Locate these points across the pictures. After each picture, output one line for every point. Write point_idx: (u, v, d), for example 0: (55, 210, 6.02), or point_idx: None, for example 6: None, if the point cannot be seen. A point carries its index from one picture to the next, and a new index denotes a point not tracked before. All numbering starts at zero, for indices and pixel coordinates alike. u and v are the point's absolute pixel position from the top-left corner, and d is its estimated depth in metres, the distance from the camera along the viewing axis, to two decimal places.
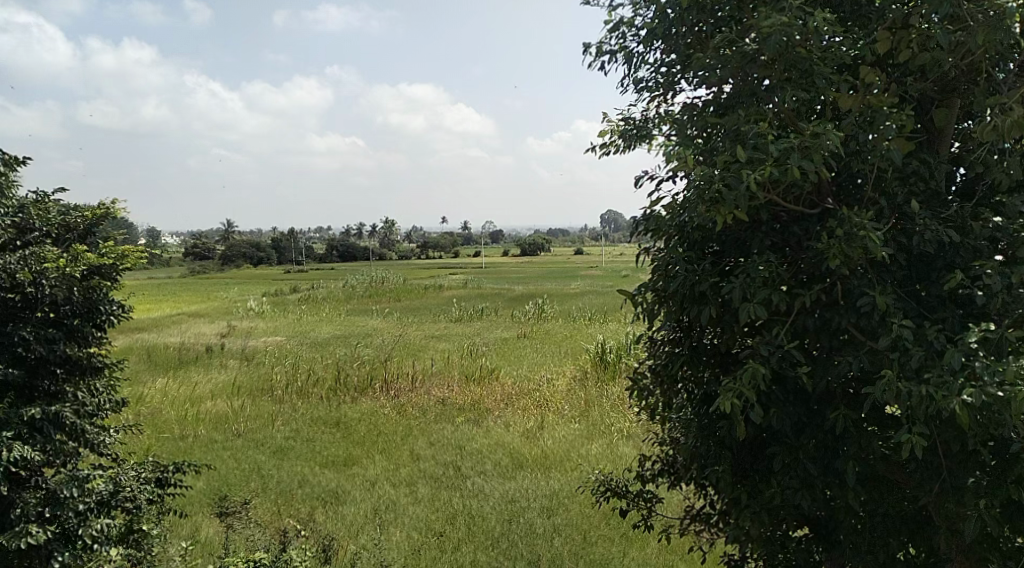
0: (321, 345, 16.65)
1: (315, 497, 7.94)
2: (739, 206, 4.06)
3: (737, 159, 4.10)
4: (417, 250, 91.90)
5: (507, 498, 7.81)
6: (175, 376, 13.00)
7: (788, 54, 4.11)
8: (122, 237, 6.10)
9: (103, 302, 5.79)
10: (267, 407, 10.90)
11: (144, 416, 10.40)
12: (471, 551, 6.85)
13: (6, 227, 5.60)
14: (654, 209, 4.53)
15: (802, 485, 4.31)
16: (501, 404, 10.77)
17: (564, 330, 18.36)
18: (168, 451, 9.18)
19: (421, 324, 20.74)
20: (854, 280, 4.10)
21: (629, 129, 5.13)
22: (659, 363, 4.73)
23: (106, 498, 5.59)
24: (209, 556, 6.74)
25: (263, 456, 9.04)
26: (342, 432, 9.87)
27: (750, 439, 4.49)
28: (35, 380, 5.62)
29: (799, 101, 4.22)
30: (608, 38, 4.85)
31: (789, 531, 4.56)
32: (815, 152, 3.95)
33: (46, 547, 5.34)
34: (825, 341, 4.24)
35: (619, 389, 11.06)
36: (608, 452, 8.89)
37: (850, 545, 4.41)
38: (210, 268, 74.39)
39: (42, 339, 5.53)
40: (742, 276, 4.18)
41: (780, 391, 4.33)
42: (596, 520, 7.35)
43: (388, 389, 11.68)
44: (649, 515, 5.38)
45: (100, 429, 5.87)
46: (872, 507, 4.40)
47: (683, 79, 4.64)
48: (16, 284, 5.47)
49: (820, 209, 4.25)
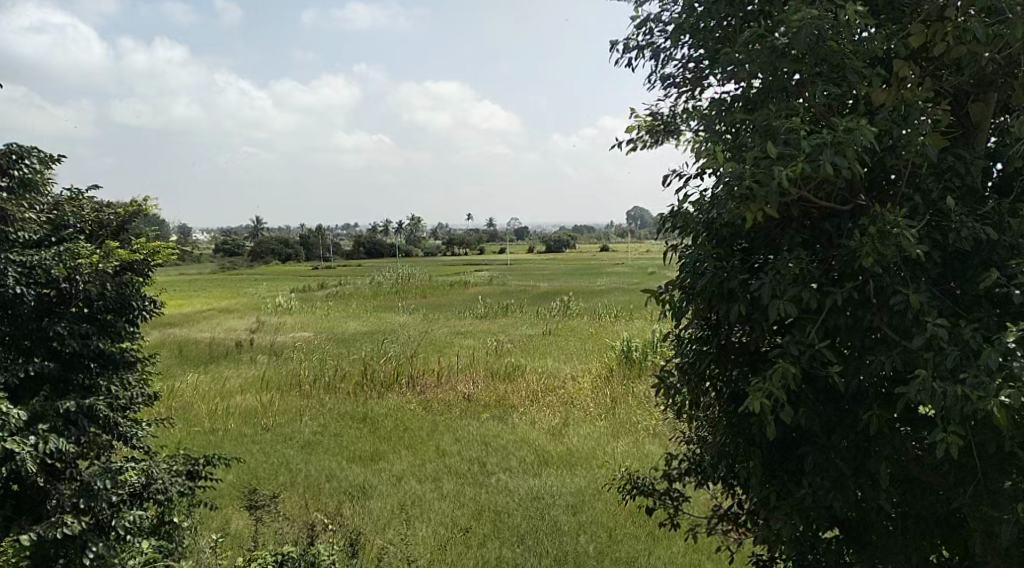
0: (349, 341, 16.74)
1: (343, 491, 8.00)
2: (769, 203, 4.04)
3: (767, 156, 4.08)
4: (442, 247, 92.12)
5: (532, 495, 7.83)
6: (206, 371, 13.15)
7: (819, 47, 4.09)
8: (154, 233, 6.17)
9: (135, 298, 5.88)
10: (295, 401, 10.99)
11: (176, 410, 10.53)
12: (497, 547, 6.87)
13: (41, 223, 5.70)
14: (682, 206, 4.52)
15: (833, 486, 4.28)
16: (527, 401, 10.78)
17: (589, 327, 18.33)
18: (199, 444, 9.28)
19: (446, 320, 20.80)
20: (886, 279, 4.08)
21: (656, 125, 5.13)
22: (686, 361, 4.73)
23: (138, 490, 5.67)
24: (239, 548, 6.82)
25: (292, 450, 9.12)
26: (369, 427, 9.93)
27: (779, 439, 4.48)
28: (70, 373, 5.70)
29: (831, 96, 4.19)
30: (635, 34, 4.85)
31: (818, 533, 4.55)
32: (848, 148, 3.92)
33: (81, 538, 5.34)
34: (856, 340, 4.22)
35: (646, 387, 11.04)
36: (634, 450, 8.87)
37: (881, 547, 4.39)
38: (239, 264, 75.00)
39: (77, 334, 5.60)
40: (772, 273, 4.16)
41: (810, 390, 4.30)
42: (622, 518, 7.35)
43: (414, 385, 11.74)
44: (675, 515, 5.37)
45: (132, 423, 5.94)
46: (904, 509, 4.38)
47: (711, 74, 4.64)
48: (50, 280, 5.51)
49: (852, 205, 4.23)
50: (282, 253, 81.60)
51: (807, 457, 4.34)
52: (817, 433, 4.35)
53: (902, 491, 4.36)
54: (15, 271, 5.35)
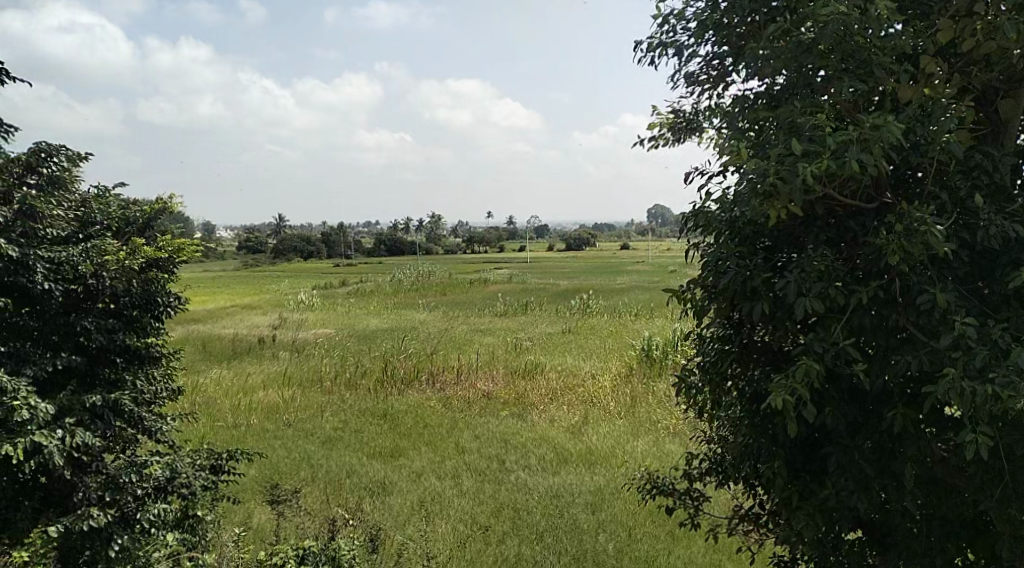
0: (369, 338, 16.80)
1: (363, 487, 8.04)
2: (794, 200, 4.02)
3: (792, 152, 4.06)
4: (462, 245, 92.18)
5: (551, 493, 7.84)
6: (229, 367, 13.24)
7: (845, 43, 4.07)
8: (179, 230, 6.22)
9: (160, 294, 5.93)
10: (316, 397, 11.05)
11: (199, 405, 10.61)
12: (516, 545, 6.89)
13: (68, 219, 5.78)
14: (704, 204, 4.51)
15: (858, 487, 4.26)
16: (546, 399, 10.79)
17: (609, 325, 18.31)
18: (221, 439, 9.35)
19: (466, 318, 20.83)
20: (913, 277, 4.06)
21: (678, 122, 5.12)
22: (708, 360, 4.71)
23: (162, 485, 5.68)
24: (261, 542, 6.87)
25: (313, 446, 9.16)
26: (390, 424, 9.96)
27: (802, 439, 4.47)
28: (96, 367, 5.77)
29: (857, 93, 4.17)
30: (658, 31, 4.84)
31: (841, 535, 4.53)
32: (874, 145, 3.90)
33: (106, 531, 5.40)
34: (881, 339, 4.20)
35: (666, 386, 11.01)
36: (654, 450, 8.85)
37: (905, 549, 4.37)
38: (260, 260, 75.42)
39: (103, 330, 5.66)
40: (796, 271, 4.14)
41: (834, 389, 4.29)
42: (641, 518, 7.35)
43: (434, 382, 11.77)
44: (695, 515, 5.36)
45: (157, 417, 6.00)
46: (929, 511, 4.36)
47: (734, 71, 4.62)
48: (78, 275, 5.57)
49: (877, 203, 4.21)
50: (303, 250, 81.96)
51: (831, 457, 4.32)
52: (841, 434, 4.33)
53: (927, 492, 4.34)
54: (43, 268, 5.42)
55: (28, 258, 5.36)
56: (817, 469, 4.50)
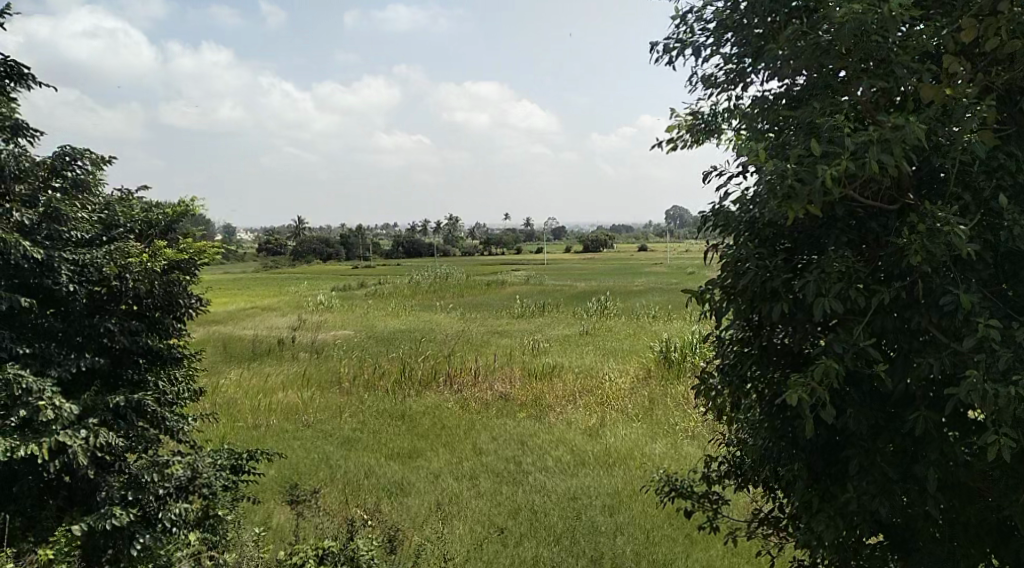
0: (388, 339, 16.87)
1: (381, 488, 8.07)
2: (813, 201, 4.01)
3: (812, 153, 4.06)
4: (479, 246, 92.30)
5: (569, 495, 7.84)
6: (249, 368, 13.33)
7: (865, 43, 4.07)
8: (201, 233, 6.27)
9: (183, 296, 5.96)
10: (335, 399, 11.09)
11: (219, 405, 10.68)
12: (534, 546, 6.89)
13: (92, 222, 5.84)
14: (723, 205, 4.50)
15: (880, 491, 4.25)
16: (564, 401, 10.80)
17: (627, 327, 18.27)
18: (242, 439, 9.42)
19: (484, 319, 20.91)
20: (936, 279, 4.05)
21: (697, 124, 5.12)
22: (726, 362, 4.71)
23: (185, 484, 5.70)
24: (281, 541, 6.93)
25: (332, 447, 9.21)
26: (408, 425, 10.00)
27: (823, 442, 4.46)
28: (119, 368, 5.85)
29: (879, 93, 4.16)
30: (676, 31, 4.83)
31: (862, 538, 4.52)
32: (895, 145, 3.90)
33: (128, 529, 5.46)
34: (904, 341, 4.19)
35: (684, 389, 10.99)
36: (672, 452, 8.84)
37: (928, 553, 4.36)
38: (280, 262, 75.83)
39: (126, 331, 5.73)
40: (816, 272, 4.13)
41: (855, 392, 4.28)
42: (659, 520, 7.35)
43: (452, 383, 11.80)
44: (714, 518, 5.35)
45: (179, 416, 6.05)
46: (952, 515, 4.34)
47: (753, 71, 4.61)
48: (103, 278, 5.62)
49: (899, 204, 4.20)
50: (323, 253, 82.33)
51: (852, 460, 4.31)
52: (862, 437, 4.32)
53: (950, 497, 4.32)
54: (67, 269, 5.49)
55: (53, 260, 5.41)
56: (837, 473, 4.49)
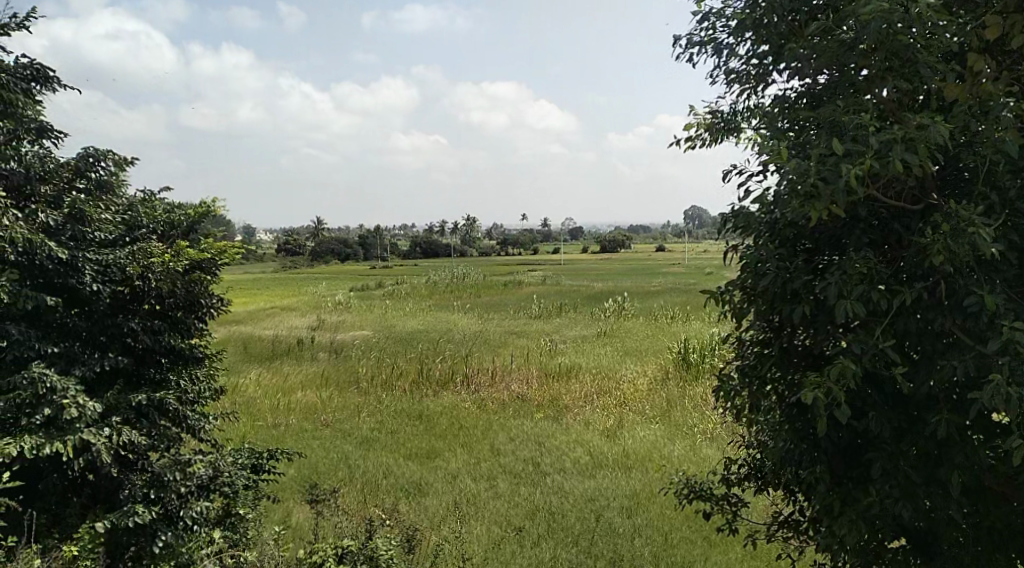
0: (405, 340, 16.92)
1: (399, 488, 8.10)
2: (835, 201, 4.01)
3: (834, 153, 4.06)
4: (496, 247, 92.35)
5: (586, 496, 7.85)
6: (268, 367, 13.40)
7: (888, 41, 4.06)
8: (221, 233, 6.33)
9: (204, 295, 6.02)
10: (353, 399, 11.14)
11: (239, 404, 10.75)
12: (552, 548, 6.90)
13: (116, 224, 5.90)
14: (743, 205, 4.49)
15: (903, 495, 4.24)
16: (581, 402, 10.79)
17: (645, 328, 18.23)
18: (262, 438, 9.48)
19: (501, 320, 20.93)
20: (960, 280, 4.03)
21: (717, 123, 5.11)
22: (747, 363, 4.71)
23: (206, 482, 5.77)
24: (300, 540, 6.98)
25: (350, 446, 9.25)
26: (425, 425, 10.04)
27: (845, 444, 4.45)
28: (142, 367, 5.92)
29: (902, 91, 4.15)
30: (697, 30, 4.83)
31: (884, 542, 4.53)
32: (919, 145, 3.90)
33: (151, 527, 5.54)
34: (927, 343, 4.18)
35: (703, 390, 10.95)
36: (690, 454, 8.82)
37: (951, 558, 4.36)
38: (298, 262, 76.16)
39: (149, 330, 5.81)
40: (838, 274, 4.14)
41: (877, 395, 4.27)
42: (678, 523, 7.35)
43: (469, 383, 11.83)
44: (733, 521, 5.34)
45: (200, 415, 6.10)
46: (977, 520, 4.36)
47: (774, 70, 4.61)
48: (126, 278, 5.71)
49: (922, 205, 4.20)
50: (342, 253, 82.65)
51: (875, 463, 4.30)
52: (884, 440, 4.32)
53: (974, 502, 4.35)
54: (91, 270, 5.55)
55: (78, 260, 5.49)
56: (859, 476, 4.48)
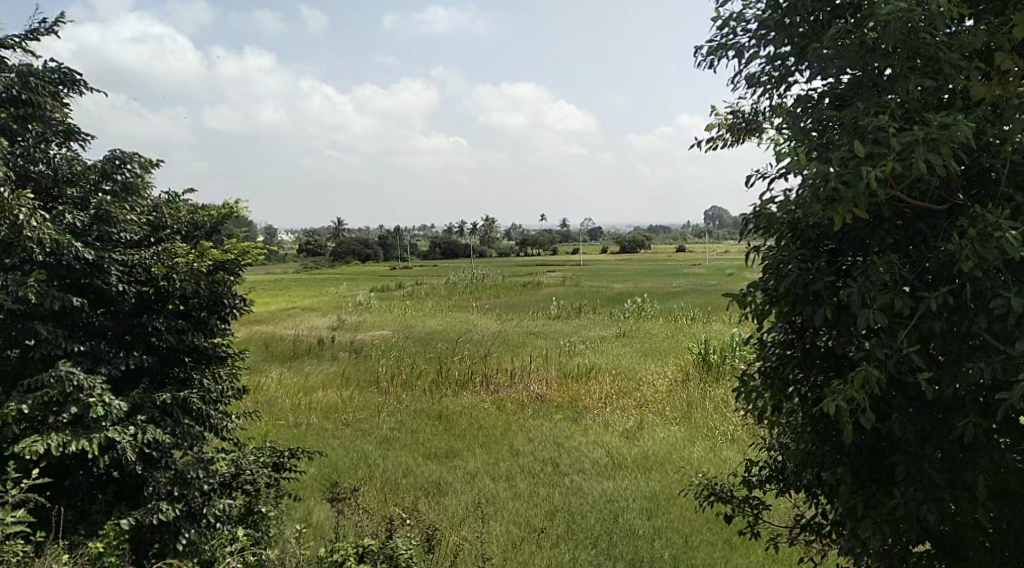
0: (424, 340, 17.01)
1: (418, 487, 8.16)
2: (858, 203, 4.03)
3: (856, 155, 4.07)
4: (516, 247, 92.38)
5: (605, 498, 7.87)
6: (289, 367, 13.50)
7: (911, 40, 4.07)
8: (245, 234, 6.41)
9: (227, 296, 6.11)
10: (374, 398, 11.21)
11: (261, 404, 10.84)
12: (571, 549, 6.93)
13: (141, 225, 5.99)
14: (764, 206, 4.48)
15: (927, 498, 4.24)
16: (601, 403, 10.81)
17: (665, 329, 18.20)
18: (283, 437, 9.57)
19: (520, 320, 20.96)
20: (986, 282, 4.03)
21: (738, 123, 5.13)
22: (769, 365, 4.73)
23: (228, 480, 5.95)
24: (322, 539, 7.04)
25: (370, 446, 9.31)
26: (445, 425, 10.09)
27: (869, 447, 4.46)
28: (167, 366, 6.01)
29: (926, 91, 4.17)
30: (717, 32, 4.85)
31: (908, 545, 4.53)
32: (943, 146, 3.91)
33: (174, 524, 5.60)
34: (953, 345, 4.18)
35: (723, 392, 10.93)
36: (711, 456, 8.82)
37: (977, 562, 4.36)
38: (318, 262, 76.54)
39: (173, 330, 5.88)
40: (861, 276, 4.15)
41: (900, 398, 4.28)
42: (698, 525, 7.36)
43: (488, 384, 11.88)
44: (755, 523, 5.35)
45: (223, 415, 6.17)
46: (1004, 524, 4.35)
47: (797, 71, 4.62)
48: (151, 278, 5.82)
49: (947, 205, 4.20)
50: (362, 253, 82.93)
51: (900, 466, 4.30)
52: (908, 442, 4.32)
53: (1001, 506, 4.34)
54: (116, 270, 5.62)
55: (103, 261, 5.54)
56: (884, 479, 4.48)
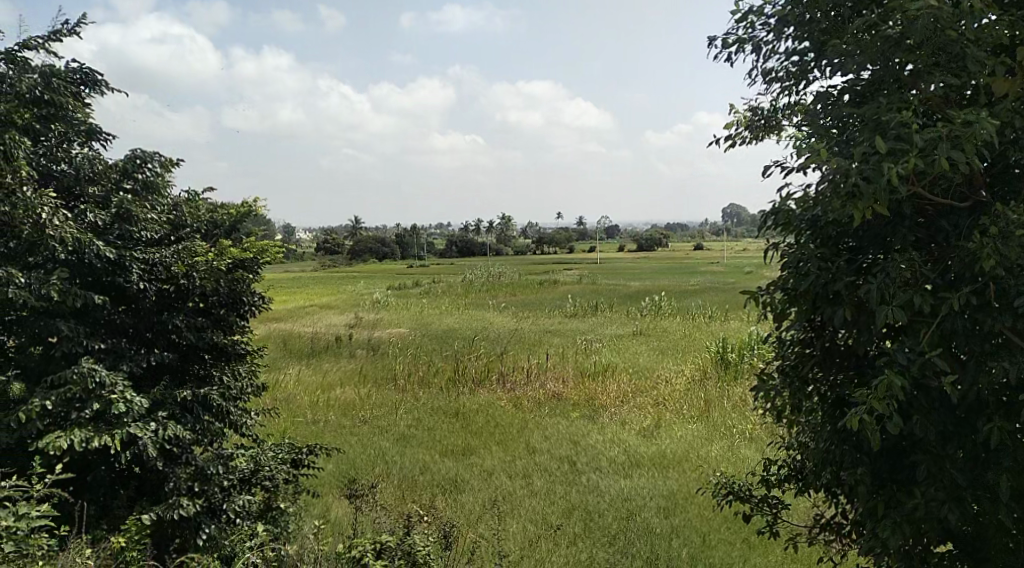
0: (441, 337, 17.05)
1: (435, 484, 8.20)
2: (878, 200, 4.03)
3: (877, 151, 4.07)
4: (532, 245, 92.35)
5: (622, 496, 7.88)
6: (307, 364, 13.57)
7: (935, 35, 4.07)
8: (264, 233, 6.48)
9: (247, 293, 6.17)
10: (391, 396, 11.26)
11: (279, 400, 10.92)
12: (588, 548, 6.94)
13: (162, 223, 6.04)
14: (783, 203, 4.48)
15: (949, 498, 4.23)
16: (618, 401, 10.81)
17: (682, 327, 18.15)
18: (302, 434, 9.63)
19: (536, 318, 20.96)
20: (1009, 280, 4.02)
21: (756, 120, 5.13)
22: (788, 363, 4.73)
23: (247, 477, 5.98)
24: (339, 535, 7.09)
25: (387, 443, 9.36)
26: (462, 422, 10.11)
27: (890, 447, 4.45)
28: (187, 364, 6.07)
29: (949, 86, 4.16)
30: (735, 28, 4.85)
31: (930, 547, 4.52)
32: (966, 142, 3.91)
33: (195, 520, 5.68)
34: (976, 344, 4.17)
35: (742, 391, 10.90)
36: (729, 455, 8.81)
37: (999, 563, 4.35)
38: (335, 260, 76.77)
39: (193, 327, 5.95)
40: (882, 274, 4.15)
41: (922, 398, 4.27)
42: (716, 524, 7.36)
43: (505, 381, 11.90)
44: (774, 523, 5.33)
45: (243, 412, 6.21)
46: None
47: (816, 66, 4.62)
48: (171, 276, 5.87)
49: (970, 202, 4.19)
50: (378, 251, 83.13)
51: (921, 466, 4.30)
52: (930, 442, 4.32)
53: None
54: (138, 268, 5.67)
55: (124, 260, 5.60)
56: (904, 479, 4.47)
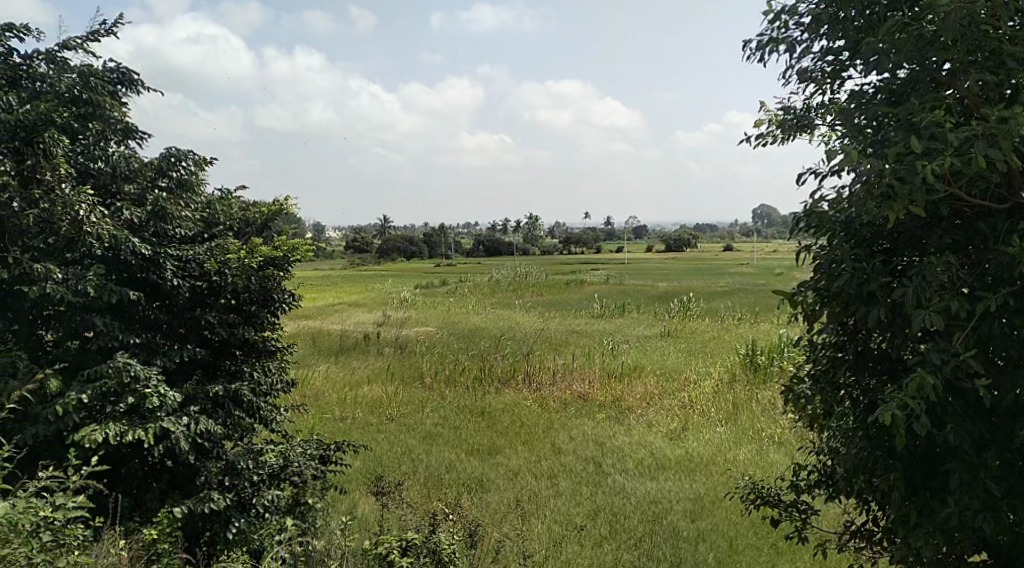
0: (468, 337, 17.12)
1: (462, 483, 8.24)
2: (914, 201, 4.02)
3: (913, 151, 4.06)
4: (560, 245, 92.28)
5: (648, 499, 7.89)
6: (336, 362, 13.69)
7: (971, 32, 4.05)
8: (294, 231, 6.57)
9: (277, 291, 6.25)
10: (418, 394, 11.32)
11: (308, 397, 11.02)
12: (614, 550, 6.96)
13: (195, 220, 6.15)
14: (815, 205, 4.47)
15: (983, 505, 4.21)
16: (645, 403, 10.80)
17: (711, 329, 18.06)
18: (330, 431, 9.72)
19: (563, 319, 20.96)
20: None
21: (789, 120, 5.12)
22: (820, 367, 4.72)
23: (276, 471, 6.04)
24: (366, 532, 7.14)
25: (414, 441, 9.42)
26: (488, 422, 10.16)
27: (924, 453, 4.42)
28: (219, 359, 6.18)
29: (985, 84, 4.14)
30: (768, 28, 4.85)
31: (963, 555, 4.49)
32: (1002, 141, 3.90)
33: (225, 513, 5.75)
34: (1013, 348, 4.15)
35: (770, 395, 10.85)
36: (757, 459, 8.77)
37: None
38: (363, 259, 77.18)
39: (225, 323, 6.06)
40: (918, 276, 4.14)
41: (957, 403, 4.25)
42: (743, 528, 7.35)
43: (531, 382, 11.92)
44: (803, 529, 5.31)
45: (272, 407, 6.31)
46: None
47: (851, 65, 4.61)
48: (204, 274, 5.96)
49: (1008, 204, 4.17)
50: (406, 250, 83.45)
51: (955, 474, 4.28)
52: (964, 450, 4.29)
53: None
54: (171, 266, 5.74)
55: (158, 257, 5.68)
56: (938, 486, 4.44)
